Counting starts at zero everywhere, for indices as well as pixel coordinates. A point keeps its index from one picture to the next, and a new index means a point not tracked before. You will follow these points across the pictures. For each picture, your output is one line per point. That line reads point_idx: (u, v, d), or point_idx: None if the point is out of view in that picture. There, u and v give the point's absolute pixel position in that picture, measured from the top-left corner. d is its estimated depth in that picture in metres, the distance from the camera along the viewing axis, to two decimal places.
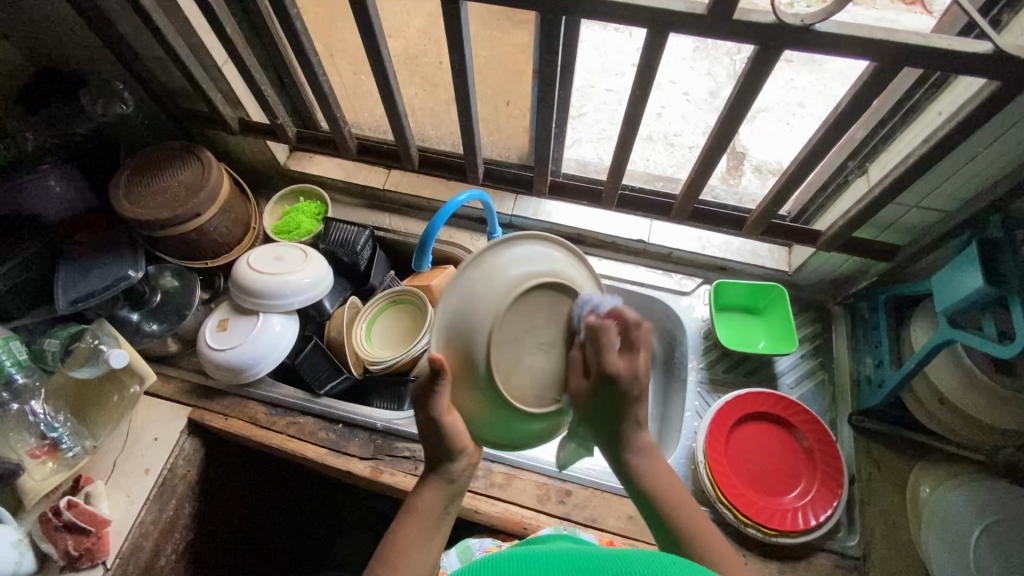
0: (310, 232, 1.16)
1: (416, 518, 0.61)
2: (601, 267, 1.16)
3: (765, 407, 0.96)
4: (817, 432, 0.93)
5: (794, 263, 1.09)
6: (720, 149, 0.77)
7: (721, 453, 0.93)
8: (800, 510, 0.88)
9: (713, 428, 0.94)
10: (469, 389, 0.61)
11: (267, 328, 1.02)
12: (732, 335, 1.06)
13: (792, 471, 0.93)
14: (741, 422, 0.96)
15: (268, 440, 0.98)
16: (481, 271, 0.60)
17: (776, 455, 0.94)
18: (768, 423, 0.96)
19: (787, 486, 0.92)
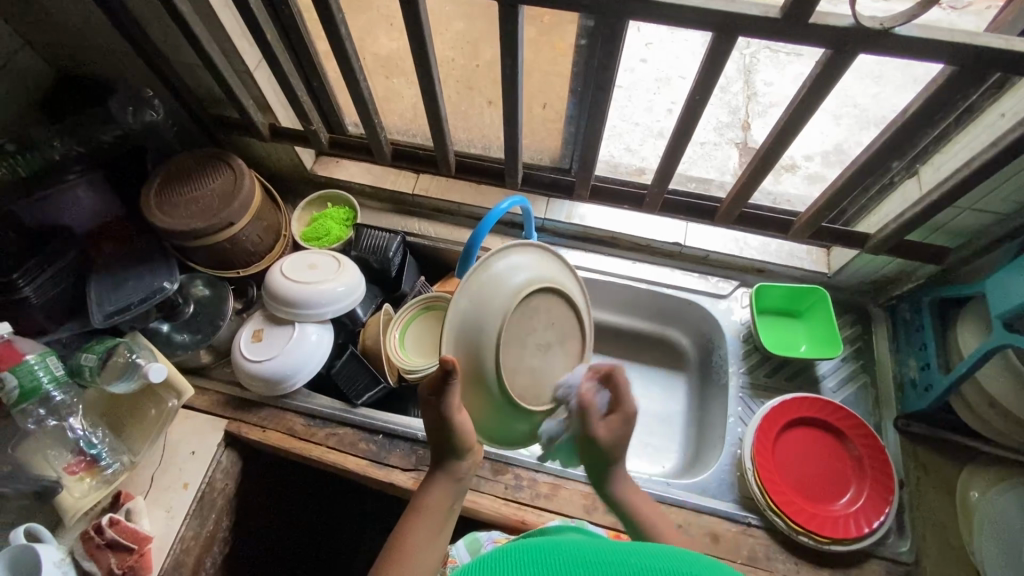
0: (340, 238, 1.14)
1: (425, 516, 0.63)
2: (635, 270, 1.15)
3: (812, 413, 0.95)
4: (865, 438, 0.92)
5: (833, 264, 1.08)
6: (776, 152, 0.76)
7: (769, 460, 0.92)
8: (851, 517, 0.88)
9: (760, 435, 0.93)
10: (477, 388, 0.63)
11: (304, 338, 1.01)
12: (773, 339, 1.05)
13: (841, 478, 0.92)
14: (788, 428, 0.95)
15: (306, 452, 0.96)
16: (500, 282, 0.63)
17: (824, 462, 0.93)
18: (815, 429, 0.95)
19: (836, 493, 0.91)
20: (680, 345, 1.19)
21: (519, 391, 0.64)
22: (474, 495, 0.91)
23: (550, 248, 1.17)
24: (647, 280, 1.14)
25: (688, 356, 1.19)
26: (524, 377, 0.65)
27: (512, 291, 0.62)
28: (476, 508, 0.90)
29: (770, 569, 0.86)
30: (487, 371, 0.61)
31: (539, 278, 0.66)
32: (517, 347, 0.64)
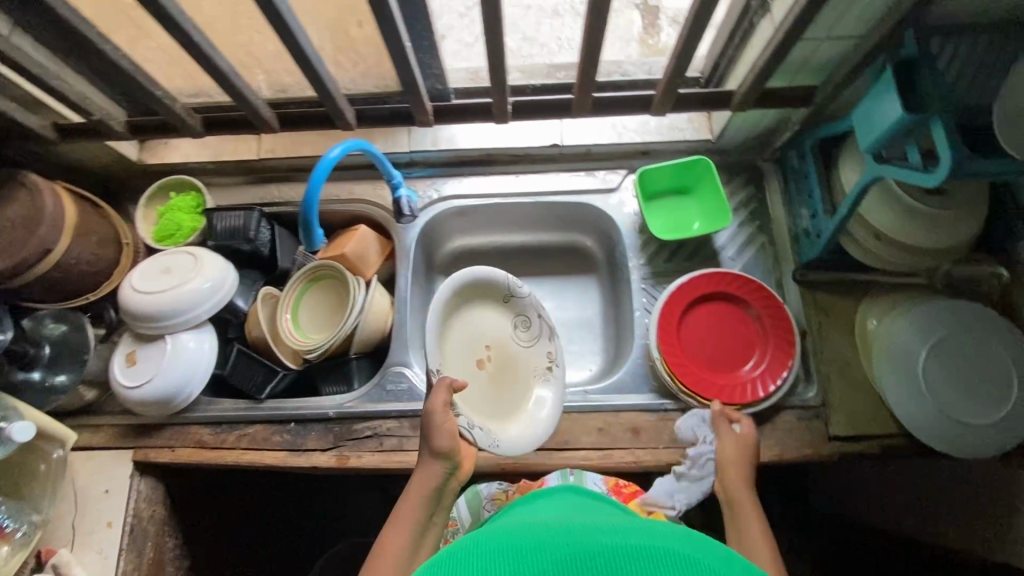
0: (194, 230, 1.03)
1: (406, 514, 0.67)
2: (520, 185, 1.08)
3: (710, 287, 0.94)
4: (763, 299, 0.93)
5: (715, 128, 1.02)
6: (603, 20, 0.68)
7: (676, 345, 0.92)
8: (757, 379, 0.91)
9: (662, 321, 0.93)
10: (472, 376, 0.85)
11: (181, 348, 0.93)
12: (666, 223, 1.01)
13: (746, 343, 0.94)
14: (689, 308, 0.96)
15: (221, 460, 0.92)
16: (493, 316, 0.90)
17: (730, 331, 0.94)
18: (719, 302, 0.95)
19: (742, 359, 0.93)
20: (586, 246, 1.18)
21: (467, 357, 0.86)
22: (398, 455, 0.90)
23: (426, 181, 1.08)
24: (534, 192, 1.07)
25: (595, 256, 1.17)
26: (464, 348, 0.86)
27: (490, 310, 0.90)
28: (405, 466, 0.89)
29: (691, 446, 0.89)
30: (455, 358, 0.84)
31: (481, 294, 0.89)
32: (468, 337, 0.87)
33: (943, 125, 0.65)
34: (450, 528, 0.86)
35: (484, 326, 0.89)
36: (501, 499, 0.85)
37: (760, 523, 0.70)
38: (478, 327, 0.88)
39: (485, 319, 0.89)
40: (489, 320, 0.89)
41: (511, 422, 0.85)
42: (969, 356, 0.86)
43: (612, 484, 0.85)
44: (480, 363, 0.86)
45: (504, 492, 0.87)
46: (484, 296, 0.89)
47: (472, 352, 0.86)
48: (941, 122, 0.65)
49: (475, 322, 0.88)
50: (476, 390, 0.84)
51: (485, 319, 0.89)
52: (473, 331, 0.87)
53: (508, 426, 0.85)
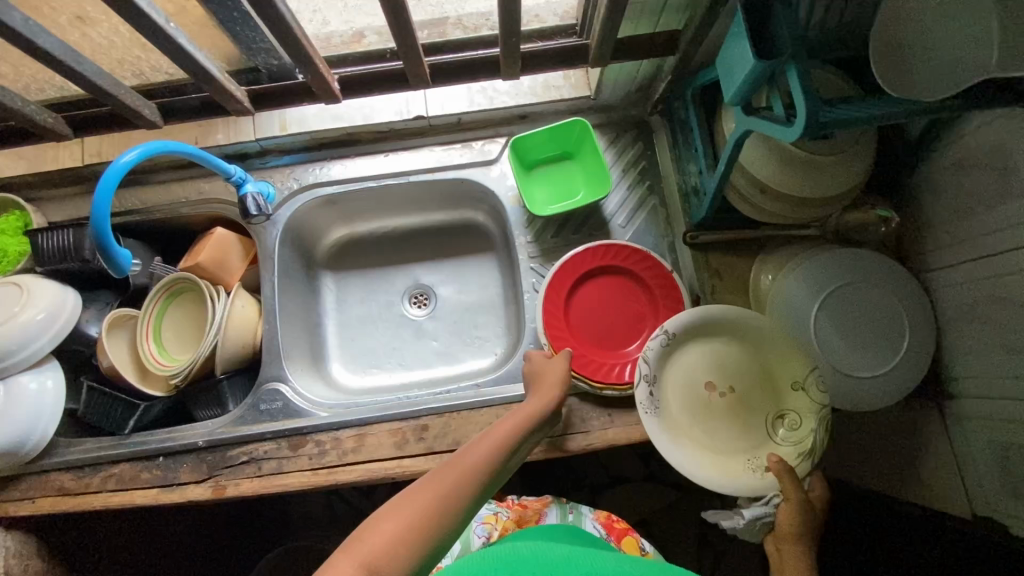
0: (22, 255, 0.91)
1: (454, 471, 0.56)
2: (392, 165, 0.97)
3: (598, 260, 0.89)
4: (649, 268, 0.87)
5: (593, 82, 0.92)
6: None
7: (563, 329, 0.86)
8: None
9: (549, 304, 0.87)
10: (692, 407, 0.79)
11: (18, 391, 0.83)
12: (551, 193, 0.94)
13: (636, 315, 0.89)
14: (577, 286, 0.90)
15: (88, 505, 0.85)
16: (728, 362, 0.80)
17: (618, 305, 0.89)
18: (606, 276, 0.90)
19: (632, 335, 0.89)
20: (480, 223, 1.10)
21: (679, 393, 0.80)
22: (279, 478, 0.84)
23: (284, 171, 0.97)
24: (406, 172, 0.97)
25: (490, 232, 1.09)
26: (692, 381, 0.80)
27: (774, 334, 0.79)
28: (286, 490, 0.83)
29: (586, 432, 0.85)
30: (674, 390, 0.80)
31: (730, 320, 0.80)
32: (707, 370, 0.80)
33: (798, 72, 0.58)
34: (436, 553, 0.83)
35: (711, 372, 0.80)
36: (493, 523, 0.85)
37: None
38: (726, 365, 0.80)
39: (722, 358, 0.80)
40: (776, 340, 0.79)
41: (699, 456, 0.77)
42: (862, 307, 0.82)
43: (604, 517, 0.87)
44: (709, 399, 0.79)
45: (494, 515, 0.87)
46: (746, 330, 0.80)
47: (712, 379, 0.80)
48: (796, 69, 0.58)
49: (722, 353, 0.80)
50: (687, 420, 0.79)
51: (720, 359, 0.80)
52: (713, 364, 0.80)
53: (708, 463, 0.76)
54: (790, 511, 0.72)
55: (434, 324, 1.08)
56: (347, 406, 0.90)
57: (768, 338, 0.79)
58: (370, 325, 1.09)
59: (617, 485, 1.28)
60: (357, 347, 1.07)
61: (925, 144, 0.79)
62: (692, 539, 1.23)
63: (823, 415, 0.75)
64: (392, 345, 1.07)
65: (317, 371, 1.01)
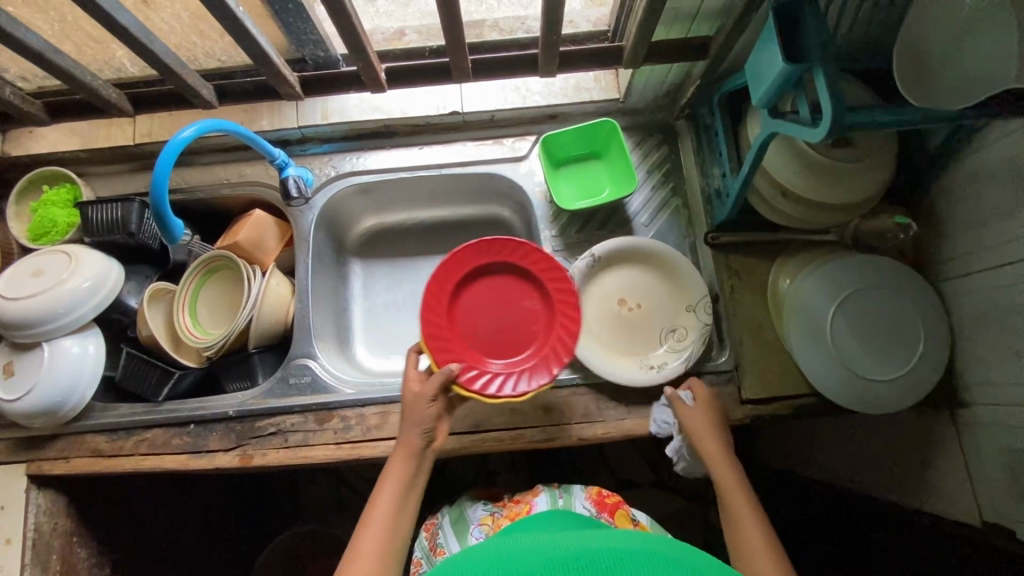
0: (71, 226, 0.96)
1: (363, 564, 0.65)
2: (424, 158, 1.01)
3: (485, 259, 0.82)
4: (544, 267, 0.82)
5: (622, 86, 0.96)
6: None
7: (449, 340, 0.80)
8: (503, 377, 0.80)
9: (431, 296, 0.80)
10: (599, 314, 0.93)
11: (61, 353, 0.87)
12: (576, 189, 0.97)
13: (530, 321, 0.83)
14: (468, 282, 0.83)
15: (120, 467, 0.88)
16: (635, 283, 0.94)
17: (496, 311, 0.83)
18: (490, 280, 0.84)
19: (518, 345, 0.83)
20: (505, 218, 1.14)
21: (592, 305, 0.93)
22: (305, 450, 0.88)
23: (322, 159, 1.01)
24: (436, 164, 1.01)
25: (515, 226, 1.14)
26: (603, 296, 0.93)
27: (681, 263, 0.91)
28: (311, 462, 0.87)
29: (604, 420, 0.88)
30: (588, 301, 0.93)
31: (647, 248, 0.92)
32: (621, 292, 0.93)
33: (825, 75, 0.61)
34: (438, 555, 0.87)
35: (623, 292, 0.94)
36: (489, 524, 0.88)
37: (755, 518, 0.69)
38: (634, 285, 0.94)
39: (630, 281, 0.94)
40: (675, 274, 0.92)
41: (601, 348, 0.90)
42: (876, 313, 0.84)
43: (596, 496, 0.88)
44: (615, 312, 0.93)
45: (491, 515, 0.89)
46: (656, 258, 0.93)
47: (621, 296, 0.93)
48: (823, 71, 0.61)
49: (627, 275, 0.94)
50: (590, 324, 0.92)
51: (627, 282, 0.94)
52: (628, 283, 0.94)
53: (605, 354, 0.90)
54: (696, 426, 0.80)
55: None
56: (371, 384, 0.93)
57: (679, 269, 0.92)
58: (394, 312, 1.13)
59: (623, 486, 1.29)
60: (381, 332, 1.11)
61: (944, 157, 0.82)
62: (697, 542, 1.24)
63: (704, 328, 0.89)
64: (416, 332, 1.11)
65: (343, 351, 1.05)
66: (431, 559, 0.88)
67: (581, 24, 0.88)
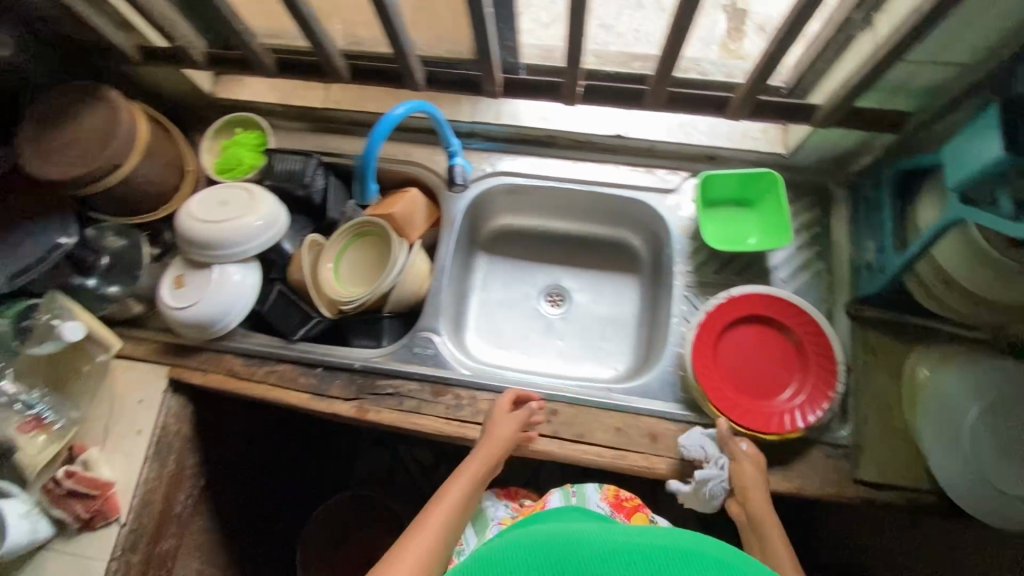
0: (253, 167, 1.05)
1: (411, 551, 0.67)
2: (576, 172, 1.05)
3: (748, 308, 0.90)
4: (804, 319, 0.89)
5: (790, 143, 0.98)
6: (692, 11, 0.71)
7: (716, 376, 0.87)
8: (794, 409, 0.85)
9: (699, 338, 0.89)
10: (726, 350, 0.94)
11: (226, 279, 0.96)
12: (722, 231, 0.98)
13: (785, 369, 0.88)
14: (731, 328, 0.91)
15: (248, 390, 0.96)
16: None
17: (760, 358, 0.89)
18: (756, 328, 0.91)
19: (780, 389, 0.88)
20: (633, 246, 1.15)
21: None
22: (415, 417, 0.92)
23: (482, 154, 1.07)
24: (587, 181, 1.05)
25: (641, 257, 1.15)
26: None
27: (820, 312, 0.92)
28: (419, 429, 0.91)
29: None
30: None
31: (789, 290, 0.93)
32: None
33: None
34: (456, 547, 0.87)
35: None
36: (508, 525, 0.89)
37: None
38: None
39: None
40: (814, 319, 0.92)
41: None
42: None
43: (613, 497, 0.91)
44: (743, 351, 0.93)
45: (511, 518, 0.91)
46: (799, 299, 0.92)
47: None
48: None
49: None
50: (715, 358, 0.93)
51: None
52: None
53: None
54: (743, 474, 0.82)
55: (565, 324, 1.14)
56: (485, 372, 0.97)
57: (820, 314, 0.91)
58: (506, 310, 1.17)
59: None
60: (490, 325, 1.15)
61: None
62: None
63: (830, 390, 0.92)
64: (523, 333, 1.14)
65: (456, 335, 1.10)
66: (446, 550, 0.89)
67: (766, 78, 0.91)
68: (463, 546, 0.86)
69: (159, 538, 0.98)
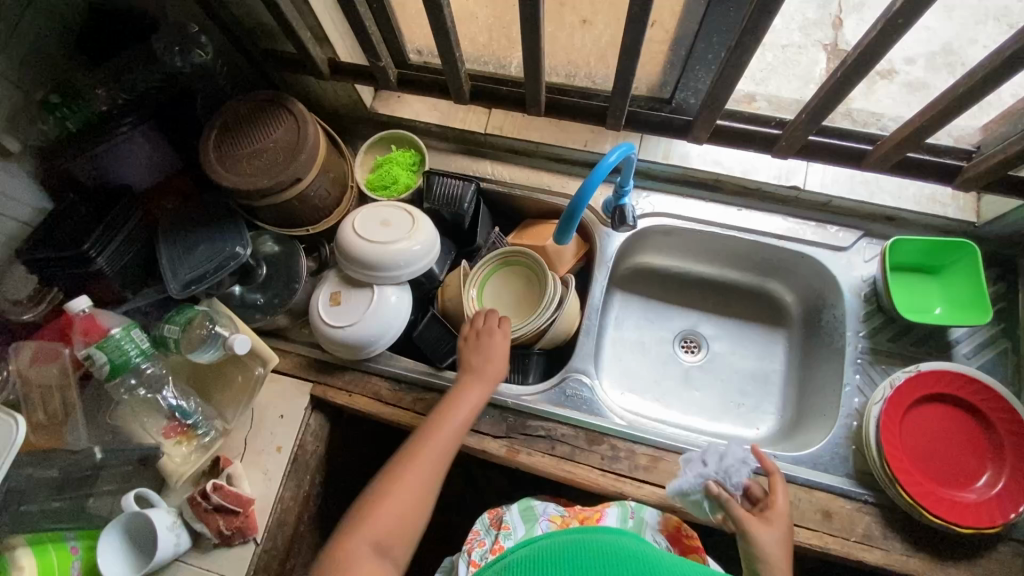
0: (408, 187, 1.04)
1: (393, 500, 0.74)
2: (741, 220, 1.01)
3: (934, 387, 0.85)
4: (996, 402, 0.83)
5: (985, 212, 0.92)
6: (1004, 77, 0.65)
7: (904, 461, 0.82)
8: (992, 502, 0.80)
9: (884, 417, 0.83)
10: None
11: (383, 301, 0.94)
12: (906, 299, 0.93)
13: (973, 456, 0.83)
14: (914, 407, 0.85)
15: (394, 417, 0.93)
16: None
17: (946, 442, 0.84)
18: (939, 409, 0.85)
19: (970, 477, 0.82)
20: (783, 301, 1.10)
21: None
22: (569, 464, 0.88)
23: (642, 193, 1.04)
24: (753, 231, 1.00)
25: (789, 311, 1.09)
26: None
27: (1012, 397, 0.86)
28: (574, 478, 0.87)
29: (885, 548, 0.82)
30: None
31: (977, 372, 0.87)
32: None
33: None
34: (501, 531, 0.85)
35: None
36: (557, 523, 0.85)
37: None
38: None
39: None
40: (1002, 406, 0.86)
41: None
42: None
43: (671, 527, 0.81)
44: None
45: (560, 516, 0.86)
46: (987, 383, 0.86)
47: None
48: None
49: None
50: None
51: None
52: None
53: None
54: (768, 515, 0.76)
55: (704, 374, 1.09)
56: (639, 422, 0.93)
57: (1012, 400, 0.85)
58: (640, 351, 1.12)
59: None
60: (623, 368, 1.11)
61: None
62: None
63: None
64: (658, 379, 1.10)
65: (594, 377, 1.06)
66: (490, 534, 0.87)
67: (946, 141, 0.90)
68: (509, 531, 0.85)
69: (288, 557, 0.94)
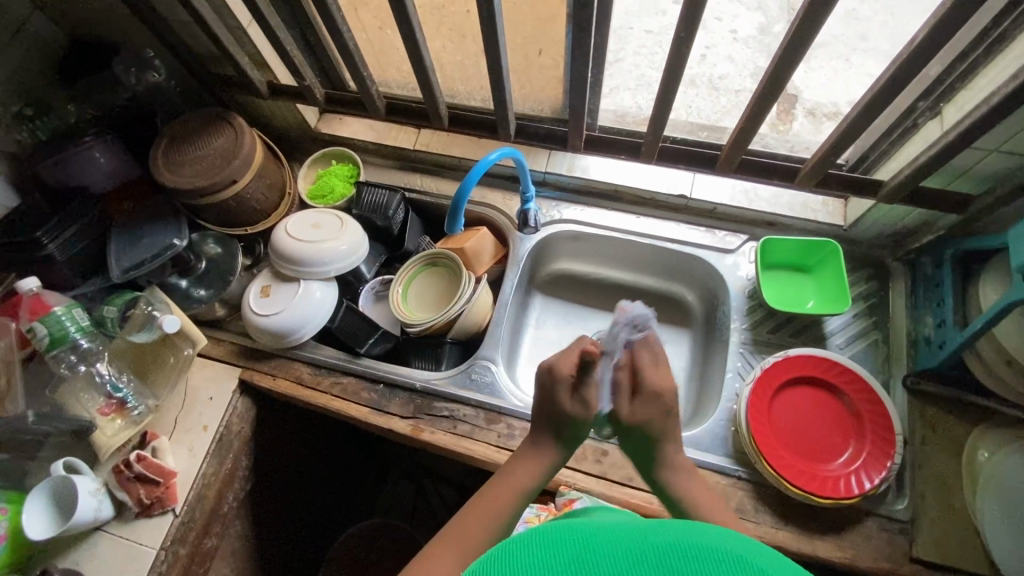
0: (344, 196, 1.16)
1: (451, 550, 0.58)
2: (639, 226, 1.11)
3: (801, 370, 0.92)
4: (854, 383, 0.90)
5: (850, 216, 1.02)
6: (775, 92, 0.77)
7: (769, 437, 0.88)
8: (851, 475, 0.85)
9: (753, 396, 0.90)
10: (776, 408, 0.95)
11: (308, 294, 1.04)
12: (780, 295, 1.02)
13: (837, 435, 0.89)
14: (782, 389, 0.93)
15: (313, 399, 1.01)
16: None
17: (811, 421, 0.91)
18: (806, 391, 0.92)
19: (833, 453, 0.88)
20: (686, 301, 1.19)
21: None
22: (467, 442, 0.95)
23: (550, 203, 1.15)
24: (650, 235, 1.10)
25: (693, 311, 1.17)
26: None
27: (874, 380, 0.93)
28: (469, 454, 0.94)
29: (756, 521, 0.86)
30: None
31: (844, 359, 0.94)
32: None
33: None
34: None
35: None
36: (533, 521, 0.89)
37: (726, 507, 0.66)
38: None
39: None
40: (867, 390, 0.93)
41: None
42: None
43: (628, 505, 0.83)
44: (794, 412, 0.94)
45: (536, 515, 0.90)
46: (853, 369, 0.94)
47: None
48: None
49: None
50: None
51: None
52: None
53: None
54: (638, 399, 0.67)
55: None
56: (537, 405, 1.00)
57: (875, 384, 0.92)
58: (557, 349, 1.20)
59: None
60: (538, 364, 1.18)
61: None
62: None
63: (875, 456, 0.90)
64: None
65: (508, 370, 1.14)
66: None
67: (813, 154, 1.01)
68: None
69: (206, 534, 1.00)
